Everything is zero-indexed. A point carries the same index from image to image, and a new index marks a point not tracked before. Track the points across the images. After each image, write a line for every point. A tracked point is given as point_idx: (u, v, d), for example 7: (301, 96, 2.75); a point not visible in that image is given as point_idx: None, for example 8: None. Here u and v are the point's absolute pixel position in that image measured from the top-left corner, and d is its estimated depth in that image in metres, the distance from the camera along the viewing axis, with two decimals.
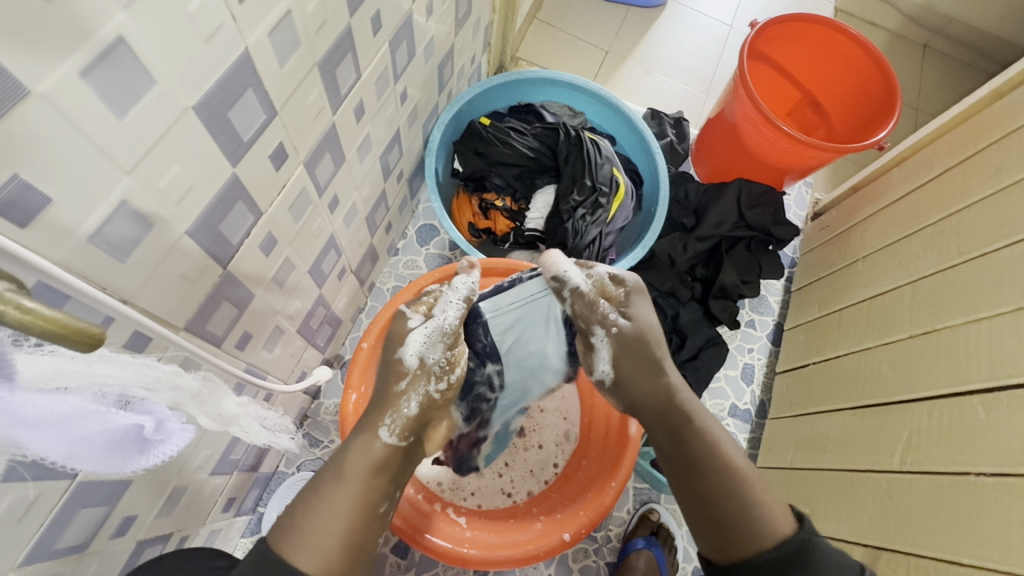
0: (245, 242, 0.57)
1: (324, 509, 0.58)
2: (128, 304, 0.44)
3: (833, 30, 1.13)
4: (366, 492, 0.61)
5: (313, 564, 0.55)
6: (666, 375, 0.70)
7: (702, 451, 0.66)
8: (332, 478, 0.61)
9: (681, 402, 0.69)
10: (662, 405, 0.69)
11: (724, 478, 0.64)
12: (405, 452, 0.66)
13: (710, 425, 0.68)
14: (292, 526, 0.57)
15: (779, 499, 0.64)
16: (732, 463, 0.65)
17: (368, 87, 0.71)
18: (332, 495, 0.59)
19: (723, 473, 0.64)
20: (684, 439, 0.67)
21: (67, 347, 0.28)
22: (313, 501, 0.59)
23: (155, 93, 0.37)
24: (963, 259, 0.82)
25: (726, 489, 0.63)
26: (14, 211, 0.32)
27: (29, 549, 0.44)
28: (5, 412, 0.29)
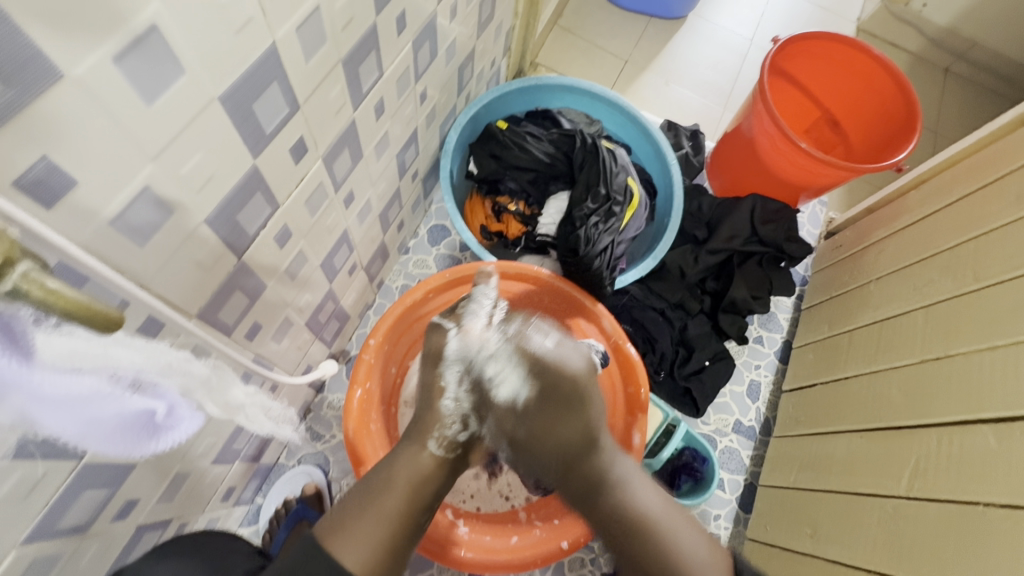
0: (260, 233, 0.58)
1: (375, 509, 0.61)
2: (143, 288, 0.44)
3: (856, 50, 1.12)
4: (411, 498, 0.64)
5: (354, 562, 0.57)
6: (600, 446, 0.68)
7: (635, 515, 0.65)
8: (383, 486, 0.64)
9: (612, 481, 0.67)
10: (576, 480, 0.68)
11: (647, 535, 0.64)
12: (452, 465, 0.69)
13: (638, 489, 0.67)
14: (339, 520, 0.60)
15: (718, 550, 0.65)
16: (658, 525, 0.64)
17: (390, 86, 0.72)
18: (383, 493, 0.63)
19: (649, 541, 0.64)
20: (614, 516, 0.66)
21: (84, 325, 0.28)
22: (364, 500, 0.62)
23: (183, 82, 0.37)
24: (981, 285, 0.81)
25: (652, 543, 0.63)
26: (41, 190, 0.32)
27: (32, 527, 0.45)
28: (25, 389, 0.29)
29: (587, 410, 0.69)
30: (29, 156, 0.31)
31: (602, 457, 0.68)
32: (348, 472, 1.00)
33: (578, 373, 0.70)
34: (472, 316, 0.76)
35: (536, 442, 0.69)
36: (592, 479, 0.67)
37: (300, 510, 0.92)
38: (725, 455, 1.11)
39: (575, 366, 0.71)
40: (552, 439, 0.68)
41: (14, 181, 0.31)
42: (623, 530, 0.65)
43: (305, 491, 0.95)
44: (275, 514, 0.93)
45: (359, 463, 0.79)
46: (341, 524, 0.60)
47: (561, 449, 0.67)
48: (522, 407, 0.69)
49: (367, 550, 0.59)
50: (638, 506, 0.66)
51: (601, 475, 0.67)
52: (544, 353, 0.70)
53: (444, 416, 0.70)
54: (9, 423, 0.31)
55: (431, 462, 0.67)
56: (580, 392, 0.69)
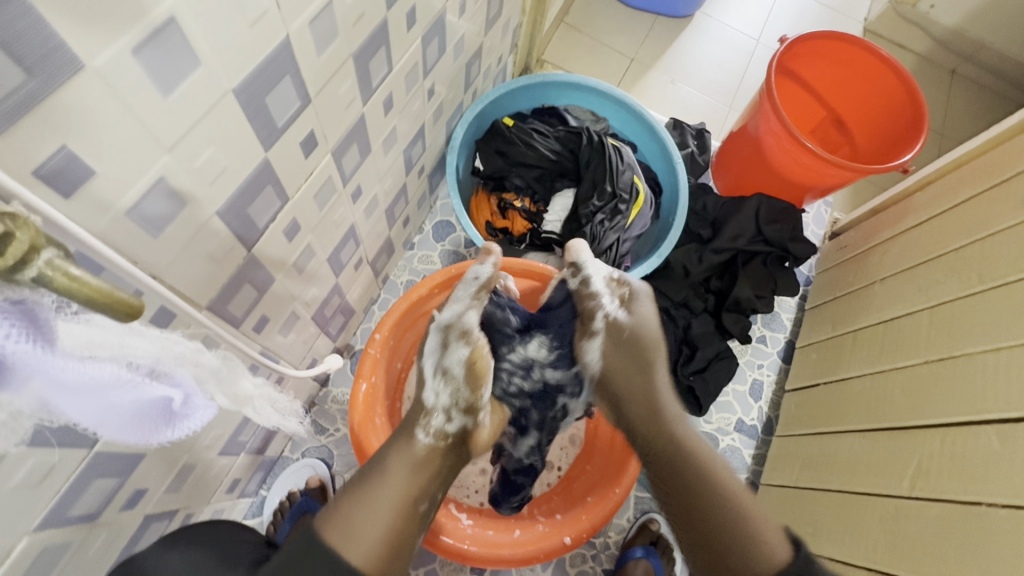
0: (270, 227, 0.58)
1: (367, 501, 0.62)
2: (156, 280, 0.45)
3: (863, 50, 1.12)
4: (408, 491, 0.64)
5: (359, 557, 0.57)
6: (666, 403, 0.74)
7: (689, 460, 0.69)
8: (379, 477, 0.64)
9: (674, 422, 0.73)
10: (643, 425, 0.74)
11: (708, 492, 0.66)
12: (444, 455, 0.70)
13: (696, 437, 0.71)
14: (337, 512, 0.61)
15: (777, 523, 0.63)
16: (716, 474, 0.67)
17: (399, 81, 0.72)
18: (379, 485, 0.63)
19: (709, 493, 0.66)
20: (667, 463, 0.70)
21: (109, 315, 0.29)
22: (359, 492, 0.63)
23: (198, 75, 0.38)
24: (985, 287, 0.81)
25: (710, 499, 0.65)
26: (59, 180, 0.33)
27: (44, 514, 0.45)
28: (47, 374, 0.29)
29: (656, 372, 0.76)
30: (48, 147, 0.31)
31: (667, 409, 0.74)
32: (352, 466, 1.01)
33: (651, 334, 0.77)
34: (465, 302, 0.79)
35: (616, 383, 0.77)
36: (663, 427, 0.72)
37: (305, 503, 0.91)
38: (726, 453, 1.11)
39: (647, 329, 0.77)
40: (633, 391, 0.76)
41: (33, 170, 0.31)
42: (680, 484, 0.68)
43: (309, 484, 0.95)
44: (279, 506, 0.94)
45: (364, 456, 0.79)
46: (339, 515, 0.60)
47: (636, 403, 0.75)
48: (610, 341, 0.78)
49: (370, 542, 0.58)
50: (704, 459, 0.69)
51: (663, 421, 0.73)
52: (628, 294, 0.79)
53: (427, 408, 0.72)
54: (31, 410, 0.31)
55: (423, 447, 0.68)
56: (653, 358, 0.76)
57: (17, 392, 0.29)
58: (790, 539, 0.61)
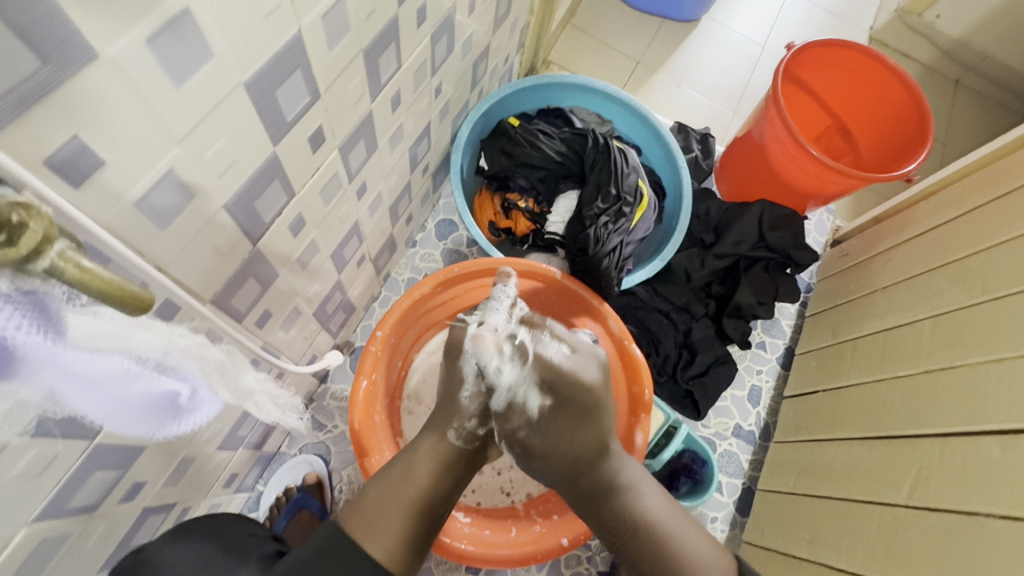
0: (276, 221, 0.58)
1: (396, 500, 0.65)
2: (162, 271, 0.44)
3: (869, 59, 1.12)
4: (429, 490, 0.67)
5: (383, 552, 0.61)
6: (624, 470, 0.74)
7: (641, 519, 0.70)
8: (402, 477, 0.67)
9: (620, 488, 0.73)
10: (582, 495, 0.73)
11: (653, 536, 0.69)
12: (469, 456, 0.74)
13: (644, 494, 0.73)
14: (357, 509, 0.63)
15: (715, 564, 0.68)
16: (666, 531, 0.70)
17: (407, 78, 0.72)
18: (403, 486, 0.66)
19: (660, 548, 0.69)
20: (619, 520, 0.71)
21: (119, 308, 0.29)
22: (384, 491, 0.65)
23: (211, 66, 0.37)
24: (987, 297, 0.81)
25: (661, 550, 0.68)
26: (71, 169, 0.32)
27: (43, 506, 0.45)
28: (56, 366, 0.29)
29: (602, 423, 0.75)
30: (61, 134, 0.31)
31: (612, 466, 0.73)
32: (349, 463, 1.00)
33: (593, 382, 0.77)
34: (493, 313, 0.82)
35: (548, 449, 0.75)
36: (604, 483, 0.73)
37: (301, 499, 0.92)
38: (724, 458, 1.11)
39: (588, 378, 0.77)
40: (570, 447, 0.74)
41: (45, 158, 0.31)
42: (628, 533, 0.70)
43: (306, 480, 0.95)
44: (276, 502, 0.94)
45: (363, 454, 0.79)
46: (361, 513, 0.63)
47: (561, 456, 0.74)
48: (540, 412, 0.76)
49: (393, 540, 0.62)
50: (649, 509, 0.71)
51: (608, 482, 0.73)
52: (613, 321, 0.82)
53: (461, 409, 0.75)
54: (39, 401, 0.31)
55: (451, 447, 0.72)
56: (596, 408, 0.76)
57: (25, 383, 0.29)
58: (735, 567, 0.68)
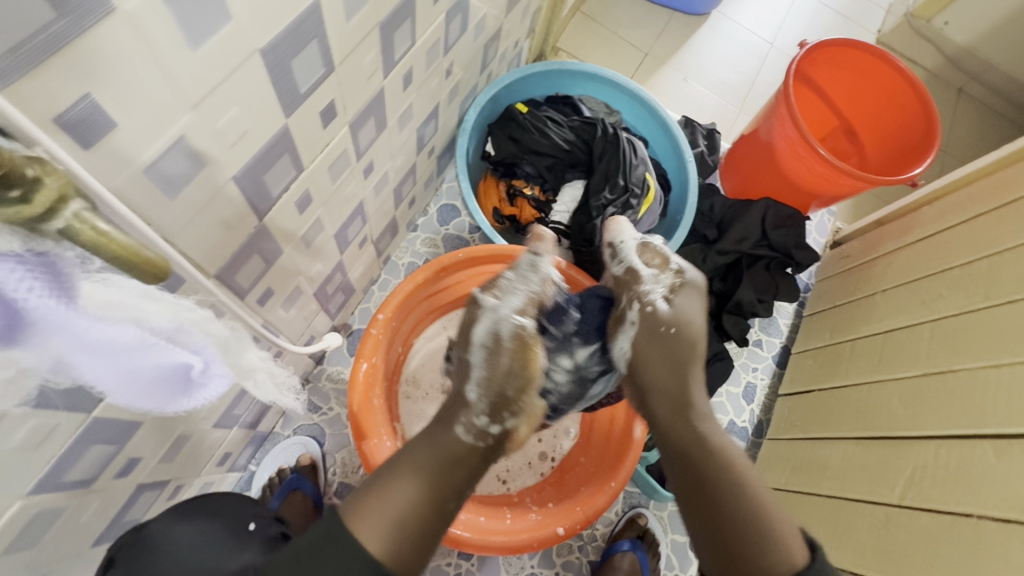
0: (284, 196, 0.56)
1: (391, 499, 0.56)
2: (167, 242, 0.43)
3: (881, 60, 1.11)
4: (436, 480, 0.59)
5: (379, 543, 0.53)
6: (696, 383, 0.70)
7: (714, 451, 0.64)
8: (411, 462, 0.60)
9: (708, 436, 0.66)
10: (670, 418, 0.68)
11: (729, 476, 0.62)
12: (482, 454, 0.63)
13: (730, 443, 0.66)
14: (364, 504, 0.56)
15: (795, 520, 0.60)
16: (745, 480, 0.62)
17: (420, 56, 0.70)
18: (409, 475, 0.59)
19: (727, 476, 0.62)
20: (692, 438, 0.65)
21: (133, 275, 0.29)
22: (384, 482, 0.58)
23: (229, 30, 0.36)
24: (989, 303, 0.82)
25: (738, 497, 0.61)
26: (81, 130, 0.31)
27: (39, 479, 0.44)
28: (67, 333, 0.29)
29: (691, 372, 0.70)
30: (74, 92, 0.29)
31: (693, 388, 0.69)
32: (344, 445, 0.99)
33: (699, 331, 0.71)
34: (516, 287, 0.74)
35: (642, 361, 0.72)
36: (682, 399, 0.68)
37: (294, 480, 0.92)
38: None
39: (694, 327, 0.71)
40: (666, 377, 0.70)
41: (56, 117, 0.29)
42: (703, 465, 0.64)
43: (300, 462, 0.95)
44: (269, 483, 0.93)
45: (362, 436, 0.78)
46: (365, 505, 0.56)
47: (666, 386, 0.69)
48: (660, 324, 0.71)
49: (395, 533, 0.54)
50: (740, 470, 0.63)
51: (686, 398, 0.68)
52: (677, 312, 0.72)
53: (470, 404, 0.65)
54: (48, 370, 0.30)
55: (462, 445, 0.62)
56: (695, 343, 0.71)
57: (35, 349, 0.28)
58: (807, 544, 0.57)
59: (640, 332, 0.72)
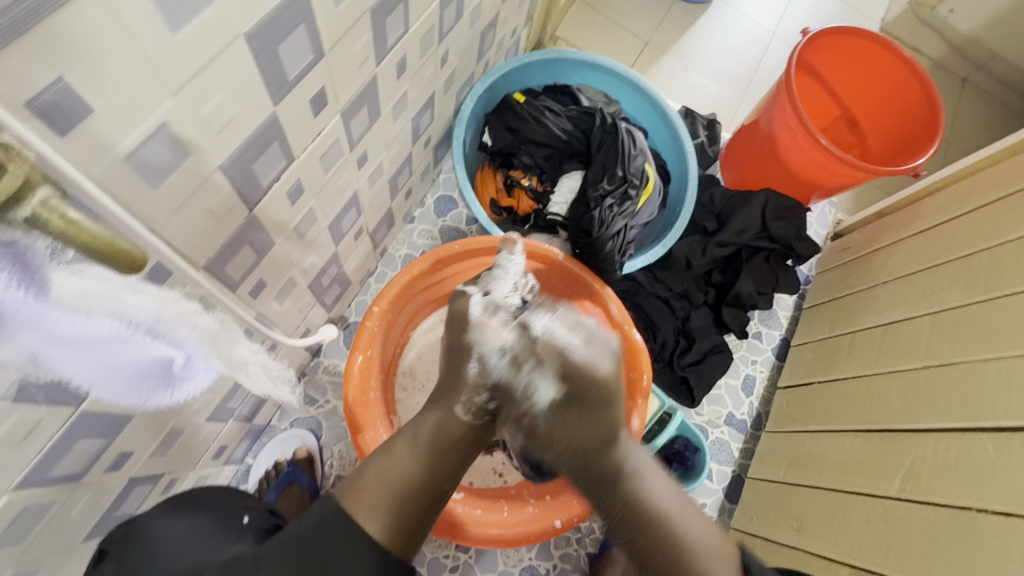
0: (274, 186, 0.55)
1: (394, 481, 0.61)
2: (152, 233, 0.42)
3: (884, 48, 1.10)
4: (431, 466, 0.64)
5: (381, 529, 0.57)
6: (620, 447, 0.66)
7: (648, 510, 0.63)
8: (407, 449, 0.64)
9: (628, 472, 0.65)
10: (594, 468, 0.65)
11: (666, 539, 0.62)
12: (476, 432, 0.70)
13: (650, 482, 0.65)
14: (363, 489, 0.59)
15: (725, 545, 0.63)
16: (669, 516, 0.63)
17: (413, 44, 0.68)
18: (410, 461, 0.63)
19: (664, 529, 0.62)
20: (623, 505, 0.64)
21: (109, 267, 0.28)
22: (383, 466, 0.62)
23: (211, 12, 0.35)
24: (991, 295, 0.81)
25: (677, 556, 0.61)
26: (55, 114, 0.30)
27: (25, 473, 0.43)
28: (39, 327, 0.28)
29: (616, 413, 0.68)
30: (45, 75, 0.28)
31: (617, 453, 0.66)
32: (341, 438, 0.99)
33: (607, 375, 0.69)
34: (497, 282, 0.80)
35: (569, 440, 0.67)
36: (613, 467, 0.65)
37: (291, 473, 0.91)
38: (715, 446, 1.12)
39: (603, 371, 0.70)
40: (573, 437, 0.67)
41: (28, 101, 0.28)
42: (635, 524, 0.63)
43: (296, 454, 0.94)
44: (265, 475, 0.93)
45: (357, 430, 0.77)
46: (363, 488, 0.59)
47: (586, 435, 0.67)
48: (557, 399, 0.69)
49: (394, 518, 0.58)
50: (671, 520, 0.63)
51: (614, 468, 0.65)
52: (569, 361, 0.69)
53: (470, 383, 0.71)
54: (21, 364, 0.30)
55: (459, 424, 0.68)
56: (609, 397, 0.68)
57: (8, 343, 0.28)
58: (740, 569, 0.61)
59: (546, 412, 0.69)
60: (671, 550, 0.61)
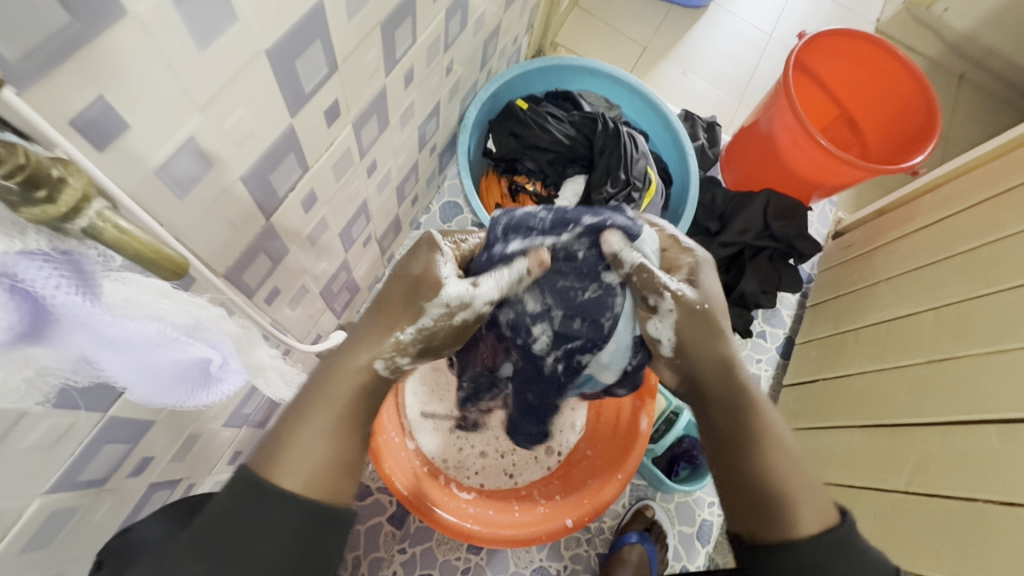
0: (289, 196, 0.57)
1: (309, 440, 0.52)
2: (179, 242, 0.43)
3: (880, 49, 1.12)
4: (347, 417, 0.54)
5: (299, 484, 0.49)
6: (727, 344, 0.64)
7: (744, 408, 0.62)
8: (318, 400, 0.54)
9: (733, 361, 0.63)
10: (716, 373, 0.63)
11: (752, 450, 0.60)
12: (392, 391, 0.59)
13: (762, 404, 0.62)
14: (279, 446, 0.51)
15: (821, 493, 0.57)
16: (762, 437, 0.60)
17: (421, 54, 0.70)
18: (315, 417, 0.53)
19: (756, 439, 0.60)
20: (725, 407, 0.62)
21: (154, 273, 0.29)
22: (296, 423, 0.53)
23: (235, 31, 0.36)
24: (992, 289, 0.82)
25: (762, 462, 0.59)
26: (94, 132, 0.32)
27: (56, 478, 0.44)
28: (89, 330, 0.29)
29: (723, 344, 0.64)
30: (86, 95, 0.30)
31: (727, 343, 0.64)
32: None
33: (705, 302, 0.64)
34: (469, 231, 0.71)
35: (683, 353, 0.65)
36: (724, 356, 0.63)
37: None
38: None
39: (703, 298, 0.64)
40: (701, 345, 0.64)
41: (70, 120, 0.30)
42: (730, 426, 0.61)
43: None
44: None
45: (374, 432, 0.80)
46: (279, 449, 0.51)
47: (703, 360, 0.64)
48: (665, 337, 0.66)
49: (315, 470, 0.51)
50: (771, 437, 0.60)
51: (727, 356, 0.63)
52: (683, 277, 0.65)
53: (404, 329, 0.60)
54: (68, 367, 0.31)
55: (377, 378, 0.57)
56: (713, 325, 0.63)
57: (59, 347, 0.29)
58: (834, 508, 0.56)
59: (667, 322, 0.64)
60: (768, 484, 0.57)
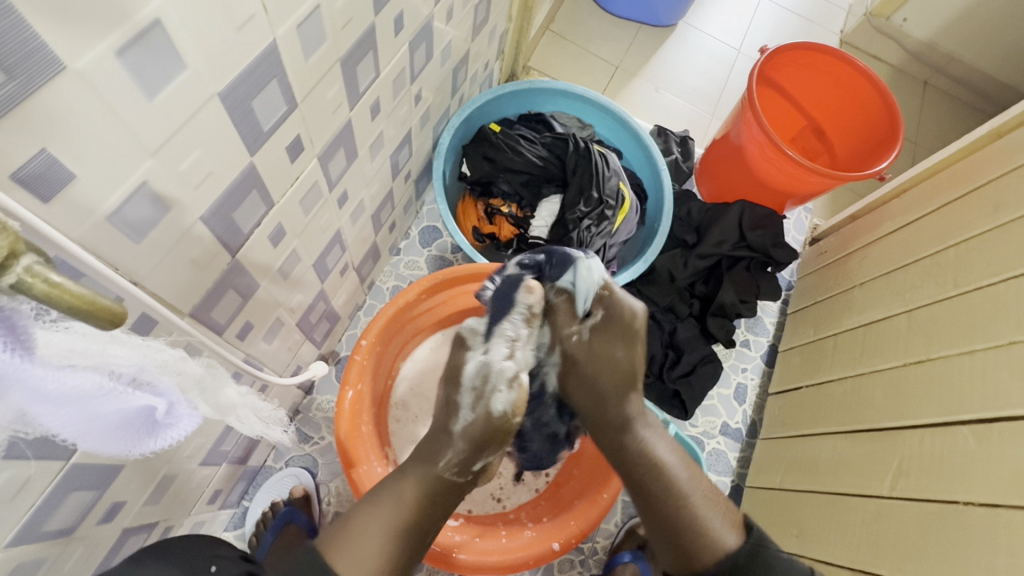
0: (255, 232, 0.57)
1: (379, 523, 0.64)
2: (137, 285, 0.44)
3: (841, 61, 1.15)
4: (413, 516, 0.66)
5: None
6: (634, 400, 0.76)
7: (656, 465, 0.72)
8: (388, 500, 0.66)
9: (637, 425, 0.75)
10: (612, 415, 0.76)
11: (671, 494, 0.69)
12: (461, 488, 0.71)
13: (655, 437, 0.74)
14: (344, 540, 0.62)
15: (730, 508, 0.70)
16: (675, 476, 0.71)
17: (386, 86, 0.72)
18: (387, 509, 0.65)
19: (660, 479, 0.71)
20: (642, 464, 0.72)
21: (91, 324, 0.30)
22: (367, 514, 0.65)
23: (184, 77, 0.37)
24: (960, 291, 0.84)
25: (678, 505, 0.68)
26: (38, 184, 0.32)
27: (16, 530, 0.43)
28: (25, 386, 0.29)
29: (626, 357, 0.77)
30: (28, 148, 0.30)
31: (630, 406, 0.76)
32: (336, 474, 0.99)
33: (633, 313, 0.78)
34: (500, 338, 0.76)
35: (584, 374, 0.78)
36: (627, 416, 0.75)
37: (288, 513, 0.89)
38: (712, 456, 1.12)
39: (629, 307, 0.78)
40: (608, 371, 0.77)
41: (11, 173, 0.30)
42: (645, 478, 0.71)
43: (293, 494, 0.92)
44: (262, 517, 0.92)
45: (350, 465, 0.78)
46: (343, 542, 0.62)
47: (603, 373, 0.77)
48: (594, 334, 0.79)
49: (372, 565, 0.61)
50: (677, 478, 0.71)
51: (626, 416, 0.75)
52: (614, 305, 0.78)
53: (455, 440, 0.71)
54: (7, 422, 0.31)
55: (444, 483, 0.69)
56: (632, 332, 0.77)
57: None
58: (741, 523, 0.68)
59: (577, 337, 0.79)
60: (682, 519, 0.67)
